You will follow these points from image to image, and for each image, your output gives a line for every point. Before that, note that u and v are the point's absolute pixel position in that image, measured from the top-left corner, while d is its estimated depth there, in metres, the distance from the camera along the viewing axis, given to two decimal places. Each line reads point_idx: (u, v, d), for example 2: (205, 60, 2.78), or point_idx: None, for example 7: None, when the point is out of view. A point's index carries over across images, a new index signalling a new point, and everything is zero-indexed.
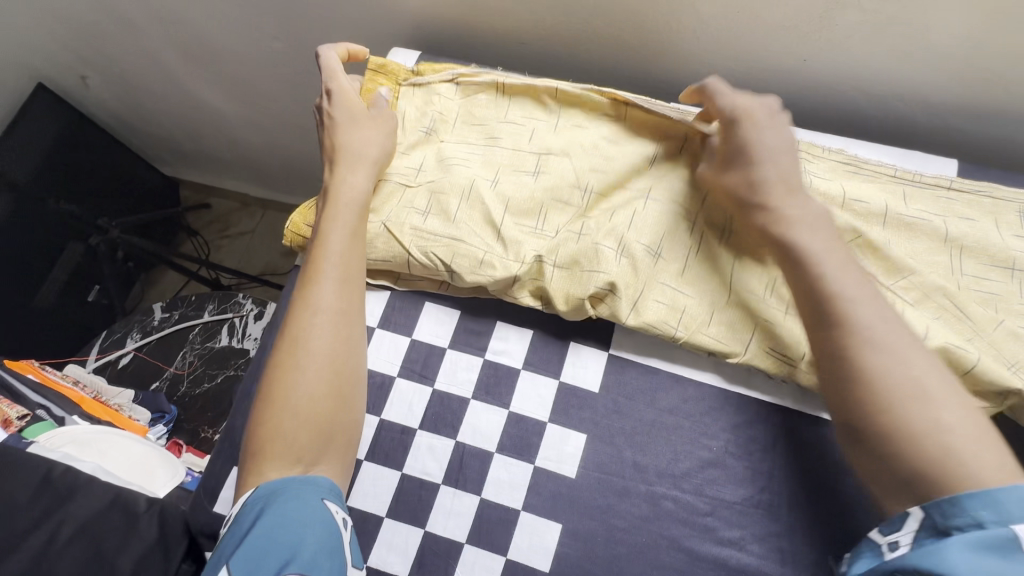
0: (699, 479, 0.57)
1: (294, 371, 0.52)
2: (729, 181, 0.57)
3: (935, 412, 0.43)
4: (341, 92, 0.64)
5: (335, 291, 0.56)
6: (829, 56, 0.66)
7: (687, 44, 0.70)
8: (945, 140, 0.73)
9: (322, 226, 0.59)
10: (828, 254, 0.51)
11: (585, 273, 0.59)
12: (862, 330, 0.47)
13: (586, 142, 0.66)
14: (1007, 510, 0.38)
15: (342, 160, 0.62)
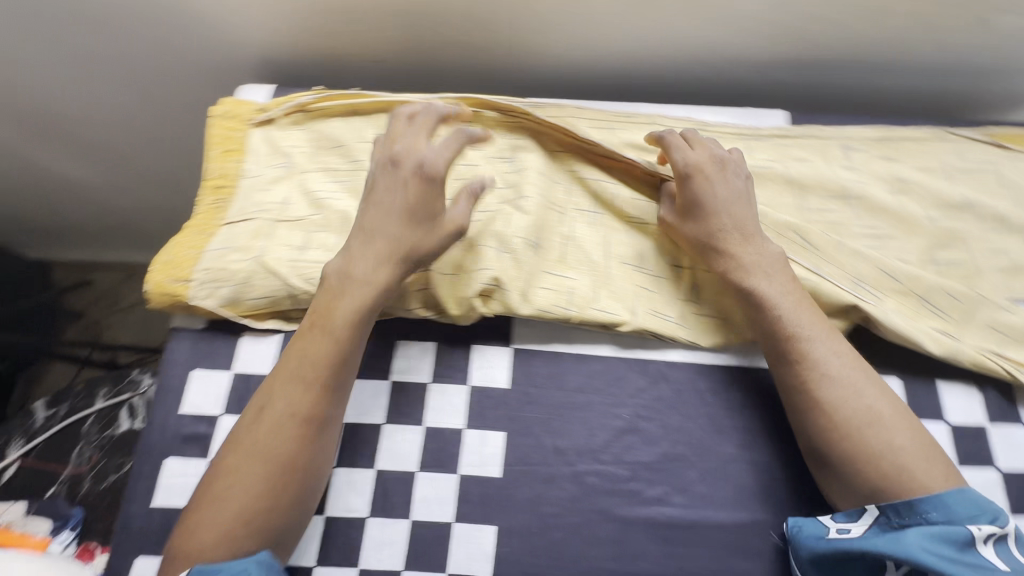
0: (617, 447, 0.58)
1: (251, 468, 0.50)
2: (687, 228, 0.61)
3: (889, 435, 0.52)
4: (422, 177, 0.57)
5: (311, 396, 0.52)
6: (658, 32, 0.71)
7: (532, 40, 0.73)
8: (775, 93, 0.81)
9: (324, 319, 0.55)
10: (793, 301, 0.57)
11: (469, 274, 0.60)
12: (817, 370, 0.54)
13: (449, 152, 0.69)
14: (950, 510, 0.48)
15: (374, 250, 0.56)
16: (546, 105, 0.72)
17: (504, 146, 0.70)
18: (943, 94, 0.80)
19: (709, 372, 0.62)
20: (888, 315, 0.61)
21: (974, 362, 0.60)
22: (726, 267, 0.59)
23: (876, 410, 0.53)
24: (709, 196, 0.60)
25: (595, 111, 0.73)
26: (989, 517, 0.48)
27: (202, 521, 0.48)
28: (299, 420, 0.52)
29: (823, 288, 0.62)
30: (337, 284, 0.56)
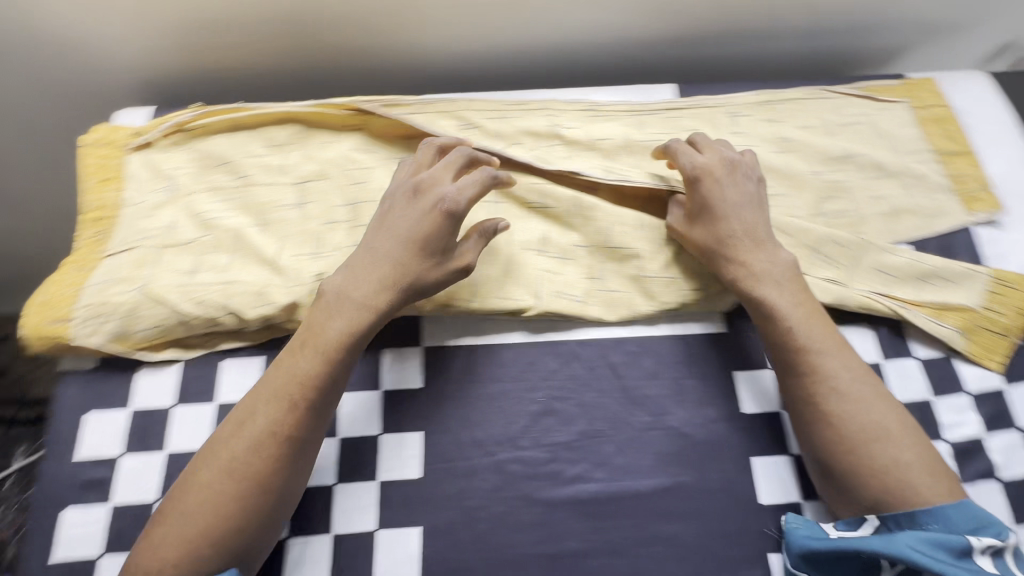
0: (535, 431, 0.59)
1: (220, 484, 0.49)
2: (695, 233, 0.61)
3: (894, 451, 0.52)
4: (440, 212, 0.55)
5: (289, 417, 0.51)
6: (539, 17, 0.71)
7: (415, 36, 0.72)
8: (667, 67, 0.82)
9: (314, 341, 0.54)
10: (802, 313, 0.57)
11: None
12: (828, 377, 0.54)
13: (340, 158, 0.68)
14: (951, 521, 0.50)
15: (377, 280, 0.55)
16: (434, 102, 0.73)
17: (398, 147, 0.70)
18: (820, 54, 0.84)
19: (619, 345, 0.62)
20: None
21: (860, 306, 0.63)
22: (735, 274, 0.59)
23: (882, 423, 0.53)
24: (723, 202, 0.60)
25: (487, 102, 0.73)
26: (989, 531, 0.50)
27: (168, 535, 0.48)
28: (275, 440, 0.51)
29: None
30: (330, 306, 0.55)
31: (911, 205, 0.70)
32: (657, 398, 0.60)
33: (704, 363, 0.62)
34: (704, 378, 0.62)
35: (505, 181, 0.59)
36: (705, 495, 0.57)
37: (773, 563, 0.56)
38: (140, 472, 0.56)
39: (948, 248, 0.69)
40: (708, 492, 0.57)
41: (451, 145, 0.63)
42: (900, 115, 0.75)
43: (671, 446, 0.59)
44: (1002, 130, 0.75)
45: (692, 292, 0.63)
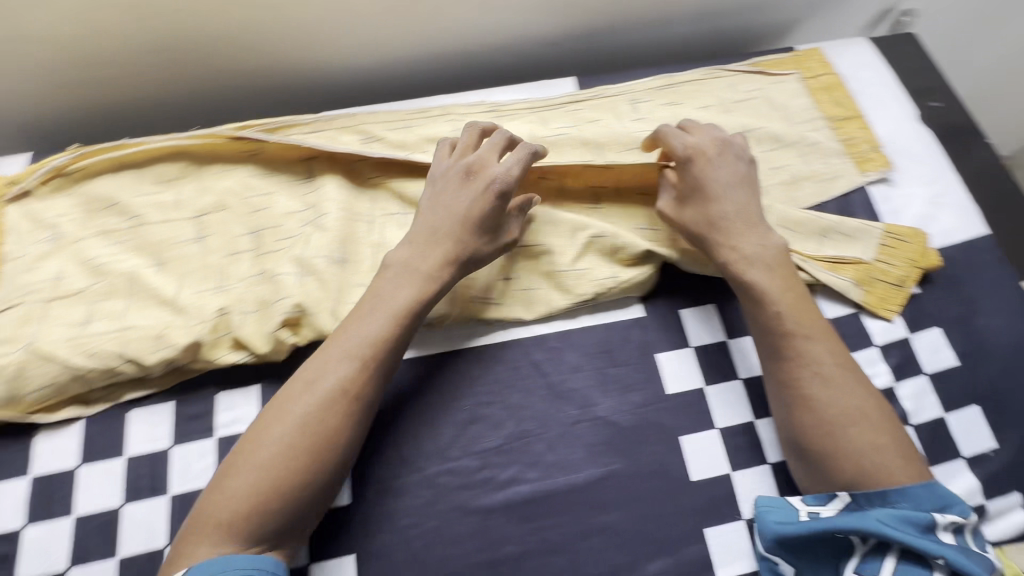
0: (464, 440, 0.59)
1: (296, 439, 0.49)
2: (688, 213, 0.62)
3: (870, 434, 0.53)
4: (492, 191, 0.58)
5: (365, 376, 0.53)
6: (429, 23, 0.71)
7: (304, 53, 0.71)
8: (569, 60, 0.83)
9: (377, 310, 0.55)
10: (786, 300, 0.58)
11: (272, 307, 0.57)
12: (814, 360, 0.55)
13: (239, 187, 0.66)
14: (916, 497, 0.51)
15: (435, 253, 0.57)
16: (333, 118, 0.71)
17: (300, 169, 0.68)
18: (715, 34, 0.86)
19: (541, 343, 0.62)
20: (683, 254, 0.64)
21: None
22: (727, 253, 0.60)
23: (862, 408, 0.54)
24: (715, 181, 0.61)
25: (388, 114, 0.72)
26: (954, 506, 0.51)
27: (235, 490, 0.47)
28: (345, 400, 0.51)
29: (622, 239, 0.63)
30: (399, 274, 0.57)
31: (809, 172, 0.73)
32: (583, 390, 0.61)
33: (627, 349, 0.63)
34: (628, 365, 0.62)
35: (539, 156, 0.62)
36: (638, 480, 0.58)
37: (711, 538, 0.56)
38: (47, 541, 0.53)
39: (847, 209, 0.72)
40: (640, 476, 0.58)
41: (491, 129, 0.65)
42: (792, 87, 0.78)
43: (600, 436, 0.59)
44: (886, 91, 0.78)
45: (605, 282, 0.62)
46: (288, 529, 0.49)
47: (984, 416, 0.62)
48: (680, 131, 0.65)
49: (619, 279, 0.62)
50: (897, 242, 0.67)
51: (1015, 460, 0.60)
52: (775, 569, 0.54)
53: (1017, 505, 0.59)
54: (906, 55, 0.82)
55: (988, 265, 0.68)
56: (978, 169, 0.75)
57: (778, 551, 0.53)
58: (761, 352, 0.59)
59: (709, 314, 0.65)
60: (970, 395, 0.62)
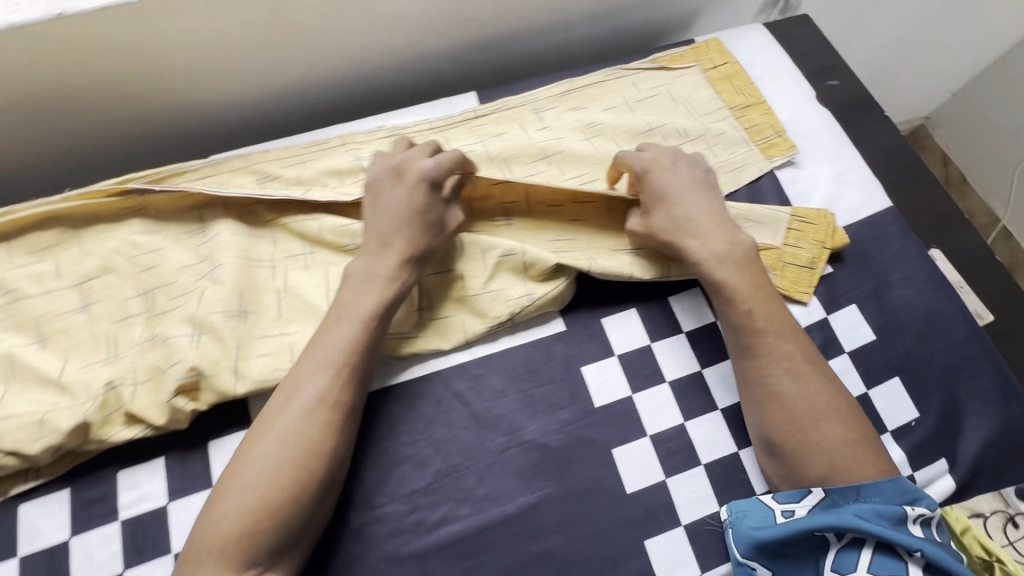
0: (390, 485, 0.56)
1: (281, 455, 0.47)
2: (658, 224, 0.62)
3: (836, 428, 0.54)
4: (430, 186, 0.57)
5: (343, 382, 0.50)
6: (316, 50, 0.69)
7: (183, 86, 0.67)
8: (470, 72, 0.82)
9: (342, 317, 0.52)
10: (756, 297, 0.58)
11: (164, 375, 0.54)
12: (786, 354, 0.56)
13: (124, 245, 0.62)
14: (885, 489, 0.52)
15: (388, 254, 0.55)
16: (225, 159, 0.68)
17: (192, 219, 0.64)
18: (618, 34, 0.86)
19: (462, 371, 0.61)
20: (596, 263, 0.63)
21: (680, 272, 0.65)
22: (699, 256, 0.60)
23: (830, 403, 0.55)
24: (677, 189, 0.62)
25: (283, 149, 0.69)
26: (924, 500, 0.52)
27: (221, 516, 0.45)
28: (325, 409, 0.49)
29: (530, 255, 0.61)
30: (361, 279, 0.54)
31: (717, 163, 0.73)
32: (508, 415, 0.59)
33: (550, 366, 0.61)
34: (553, 383, 0.61)
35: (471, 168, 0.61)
36: (572, 500, 0.56)
37: (652, 549, 0.55)
38: None
39: (758, 196, 0.72)
40: (574, 496, 0.57)
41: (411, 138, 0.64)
42: (694, 79, 0.78)
43: (531, 461, 0.58)
44: (785, 75, 0.79)
45: (519, 300, 0.61)
46: (283, 550, 0.46)
47: (904, 388, 0.63)
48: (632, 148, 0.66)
49: (533, 296, 0.61)
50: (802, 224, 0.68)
51: (938, 427, 0.61)
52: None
53: (945, 472, 0.60)
54: (800, 38, 0.84)
55: (895, 237, 0.69)
56: (877, 144, 0.77)
57: (757, 555, 0.53)
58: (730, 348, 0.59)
59: (630, 321, 0.64)
60: (890, 368, 0.63)
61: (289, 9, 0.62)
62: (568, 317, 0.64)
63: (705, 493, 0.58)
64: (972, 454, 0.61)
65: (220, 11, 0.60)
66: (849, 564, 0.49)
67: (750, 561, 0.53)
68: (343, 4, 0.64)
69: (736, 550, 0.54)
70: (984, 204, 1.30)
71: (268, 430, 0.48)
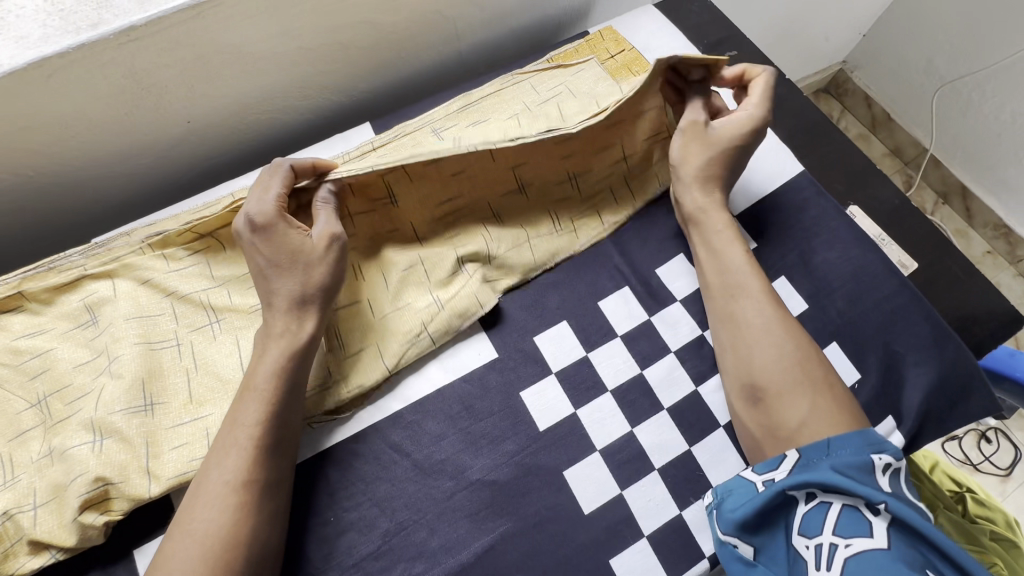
0: (337, 557, 0.53)
1: (194, 549, 0.45)
2: (697, 156, 0.63)
3: (815, 373, 0.55)
4: (279, 227, 0.53)
5: (252, 459, 0.49)
6: (192, 105, 0.64)
7: (50, 166, 0.62)
8: (368, 99, 0.79)
9: (242, 393, 0.51)
10: (728, 250, 0.61)
11: (66, 491, 0.50)
12: (761, 297, 0.58)
13: (6, 353, 0.56)
14: (853, 441, 0.51)
15: (272, 310, 0.52)
16: (108, 237, 0.63)
17: (77, 310, 0.59)
18: (516, 39, 0.84)
19: (398, 421, 0.58)
20: (494, 252, 0.63)
21: (572, 220, 0.67)
22: (707, 200, 0.63)
23: (804, 352, 0.56)
24: (737, 133, 0.62)
25: (171, 217, 0.64)
26: (888, 450, 0.51)
27: None
28: (238, 489, 0.48)
29: (428, 259, 0.61)
30: (260, 345, 0.53)
31: None
32: (452, 458, 0.56)
33: (488, 399, 0.59)
34: (493, 415, 0.58)
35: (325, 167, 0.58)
36: (530, 533, 0.54)
37: (618, 568, 0.54)
38: None
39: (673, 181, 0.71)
40: (531, 529, 0.54)
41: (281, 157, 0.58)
42: (594, 72, 0.76)
43: (482, 503, 0.55)
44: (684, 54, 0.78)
45: (428, 308, 0.60)
46: None
47: (843, 351, 0.63)
48: (767, 79, 0.63)
49: (442, 301, 0.60)
50: (657, 122, 0.67)
51: (881, 385, 0.62)
52: (735, 554, 0.51)
53: (893, 429, 0.60)
54: (693, 14, 0.83)
55: (811, 201, 0.69)
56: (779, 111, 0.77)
57: (739, 531, 0.50)
58: (711, 292, 0.61)
59: (558, 336, 0.62)
60: (826, 334, 0.63)
61: (145, 69, 0.57)
62: (500, 342, 0.62)
63: (663, 500, 0.56)
64: (916, 405, 0.61)
65: (65, 86, 0.55)
66: (819, 526, 0.47)
67: (731, 537, 0.50)
68: (203, 55, 0.59)
69: (716, 528, 0.52)
70: (908, 134, 1.33)
71: (181, 522, 0.46)
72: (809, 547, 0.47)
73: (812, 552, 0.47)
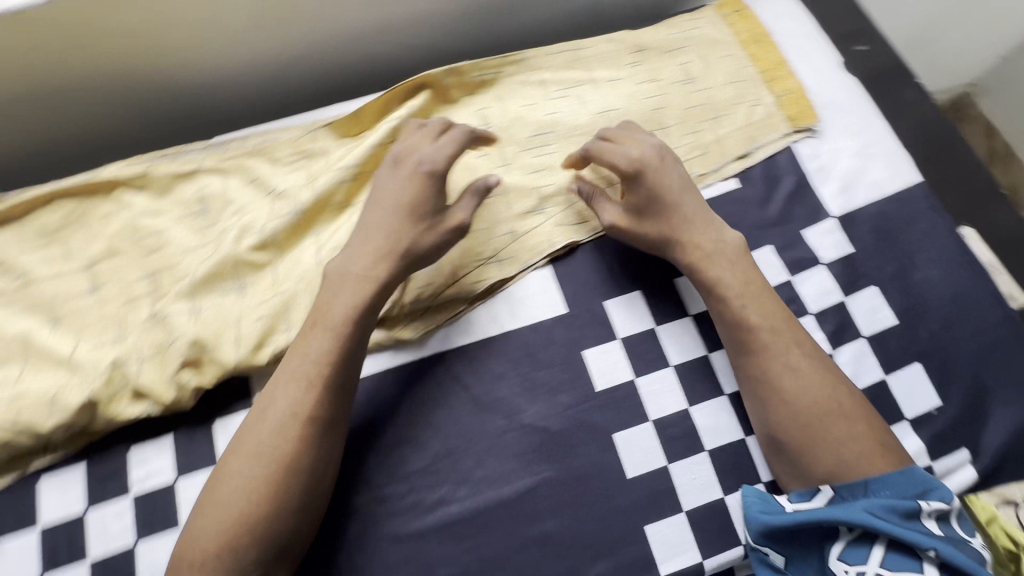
0: (390, 464, 0.56)
1: (255, 470, 0.49)
2: (642, 233, 0.60)
3: (843, 437, 0.53)
4: (422, 174, 0.57)
5: (319, 394, 0.51)
6: (315, 27, 0.67)
7: (185, 67, 0.67)
8: (474, 48, 0.80)
9: (314, 328, 0.53)
10: (748, 295, 0.58)
11: (169, 351, 0.56)
12: (795, 351, 0.55)
13: (129, 228, 0.63)
14: (897, 485, 0.51)
15: (371, 249, 0.56)
16: (225, 139, 0.68)
17: (191, 199, 0.64)
18: (630, 7, 0.82)
19: (464, 354, 0.60)
20: (576, 195, 0.66)
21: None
22: (695, 255, 0.59)
23: (835, 398, 0.54)
24: (671, 196, 0.60)
25: (283, 129, 0.69)
26: (935, 493, 0.51)
27: (205, 523, 0.48)
28: (299, 421, 0.50)
29: (514, 188, 0.65)
30: (338, 283, 0.55)
31: (727, 137, 0.69)
32: (508, 399, 0.58)
33: (551, 350, 0.60)
34: (553, 366, 0.60)
35: (487, 136, 0.62)
36: (571, 484, 0.56)
37: (651, 535, 0.55)
38: None
39: (774, 171, 0.68)
40: (574, 480, 0.56)
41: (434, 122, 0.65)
42: (707, 50, 0.74)
43: (530, 447, 0.57)
44: (810, 40, 0.74)
45: (504, 238, 0.63)
46: (272, 556, 0.48)
47: (926, 373, 0.60)
48: (610, 143, 0.62)
49: (517, 233, 0.64)
50: (740, 91, 0.71)
51: (961, 417, 0.59)
52: (765, 559, 0.53)
53: (966, 462, 0.58)
54: (824, 2, 0.79)
55: (923, 215, 0.65)
56: (904, 115, 0.72)
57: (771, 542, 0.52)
58: (729, 341, 0.58)
59: (629, 302, 0.62)
60: (910, 354, 0.60)
61: None
62: (570, 296, 0.63)
63: (709, 480, 0.56)
64: (997, 444, 0.58)
65: None
66: (862, 558, 0.49)
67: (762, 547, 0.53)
68: None
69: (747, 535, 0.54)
70: None
71: (244, 444, 0.50)
72: (848, 573, 0.49)
73: None
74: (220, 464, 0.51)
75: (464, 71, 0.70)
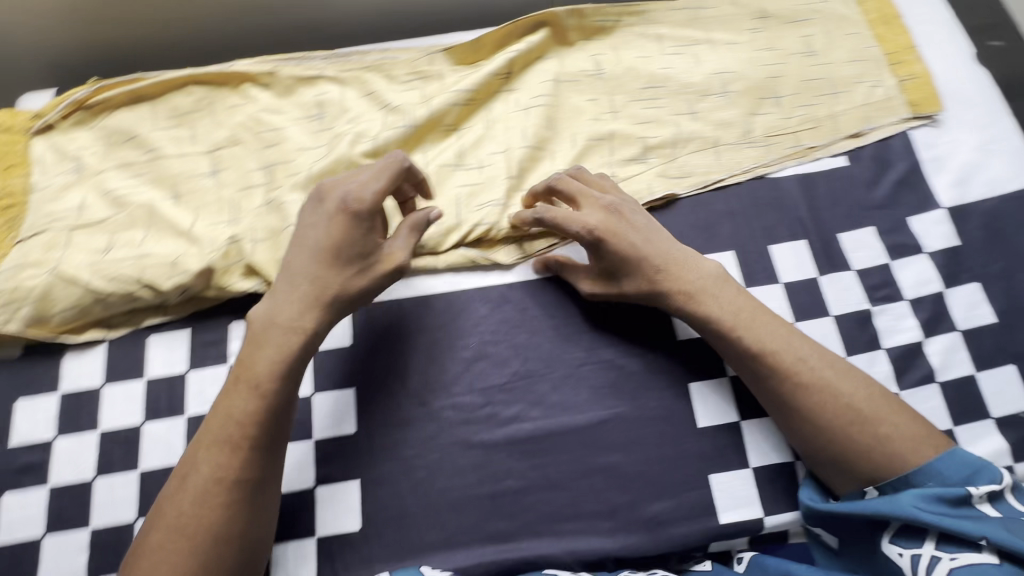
0: (467, 376, 0.58)
1: (178, 545, 0.47)
2: (624, 292, 0.58)
3: (866, 455, 0.51)
4: (344, 215, 0.53)
5: (241, 457, 0.49)
6: None
7: None
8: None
9: (240, 378, 0.51)
10: (742, 323, 0.55)
11: (282, 235, 0.59)
12: (806, 383, 0.52)
13: (251, 121, 0.66)
14: (940, 475, 0.49)
15: (303, 287, 0.52)
16: (345, 52, 0.71)
17: (310, 103, 0.67)
18: None
19: (551, 285, 0.61)
20: (680, 150, 0.66)
21: (767, 133, 0.67)
22: (683, 296, 0.56)
23: (844, 435, 0.51)
24: (640, 248, 0.56)
25: (402, 49, 0.71)
26: (983, 475, 0.49)
27: None
28: (222, 486, 0.48)
29: (619, 136, 0.66)
30: (262, 333, 0.52)
31: (841, 114, 0.68)
32: (590, 334, 0.60)
33: None
34: (637, 309, 0.61)
35: (417, 175, 0.57)
36: (642, 423, 0.57)
37: (714, 485, 0.56)
38: (77, 451, 0.56)
39: (887, 155, 0.67)
40: (645, 420, 0.57)
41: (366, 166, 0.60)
42: (833, 24, 0.72)
43: (606, 382, 0.58)
44: (944, 28, 0.71)
45: None
46: None
47: (1019, 376, 0.58)
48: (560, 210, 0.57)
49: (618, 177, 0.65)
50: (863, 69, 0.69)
51: None
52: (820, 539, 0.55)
53: None
54: None
55: None
56: None
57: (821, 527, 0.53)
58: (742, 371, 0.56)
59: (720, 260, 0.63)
60: (1004, 354, 0.59)
61: None
62: None
63: (779, 442, 0.57)
64: None
65: None
66: (916, 542, 0.48)
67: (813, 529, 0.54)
68: None
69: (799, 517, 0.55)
70: None
71: (164, 515, 0.48)
72: (903, 556, 0.48)
73: (905, 561, 0.48)
74: (142, 531, 0.49)
75: (586, 14, 0.70)
